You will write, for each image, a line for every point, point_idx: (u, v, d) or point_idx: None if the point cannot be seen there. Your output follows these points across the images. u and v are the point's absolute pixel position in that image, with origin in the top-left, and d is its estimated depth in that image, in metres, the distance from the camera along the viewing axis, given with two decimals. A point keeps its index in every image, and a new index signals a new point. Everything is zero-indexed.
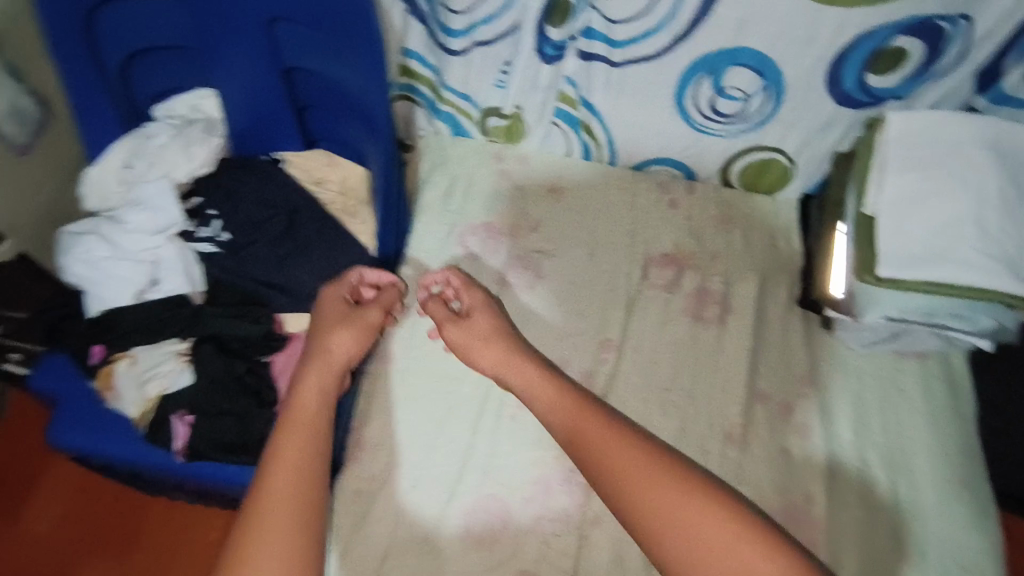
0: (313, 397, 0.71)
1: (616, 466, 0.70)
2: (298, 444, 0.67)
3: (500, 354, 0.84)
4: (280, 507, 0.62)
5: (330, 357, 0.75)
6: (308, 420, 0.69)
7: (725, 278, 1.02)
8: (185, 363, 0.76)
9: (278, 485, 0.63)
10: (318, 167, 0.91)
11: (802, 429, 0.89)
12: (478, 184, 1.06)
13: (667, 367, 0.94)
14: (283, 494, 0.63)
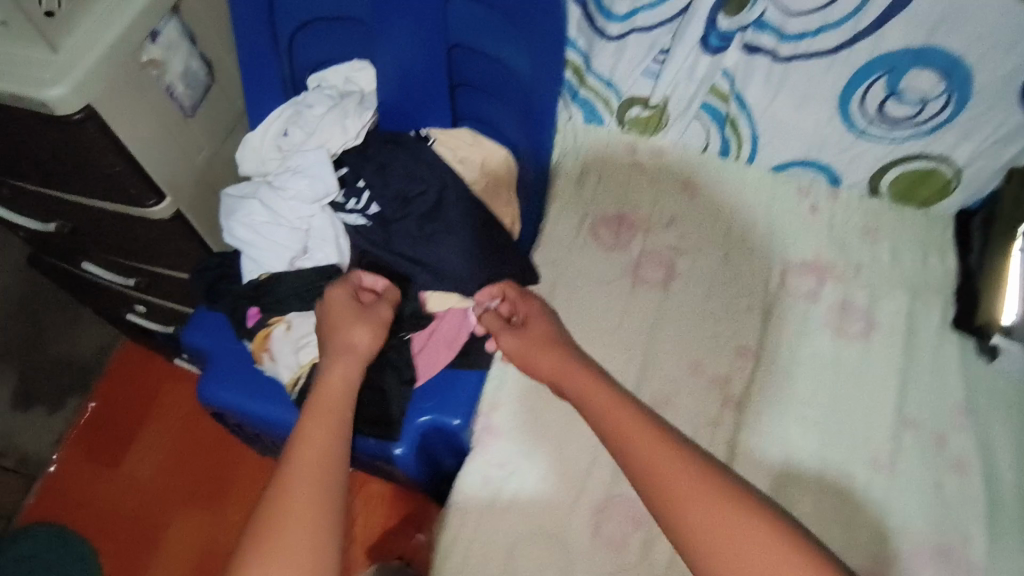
0: (338, 385, 0.72)
1: (663, 482, 0.64)
2: (321, 430, 0.68)
3: (562, 365, 0.79)
4: (301, 488, 0.62)
5: (345, 352, 0.73)
6: (331, 409, 0.70)
7: (872, 292, 0.95)
8: None
9: (299, 468, 0.64)
10: (462, 146, 0.89)
11: (956, 462, 0.84)
12: (611, 175, 1.04)
13: (806, 381, 0.89)
14: (308, 474, 0.64)
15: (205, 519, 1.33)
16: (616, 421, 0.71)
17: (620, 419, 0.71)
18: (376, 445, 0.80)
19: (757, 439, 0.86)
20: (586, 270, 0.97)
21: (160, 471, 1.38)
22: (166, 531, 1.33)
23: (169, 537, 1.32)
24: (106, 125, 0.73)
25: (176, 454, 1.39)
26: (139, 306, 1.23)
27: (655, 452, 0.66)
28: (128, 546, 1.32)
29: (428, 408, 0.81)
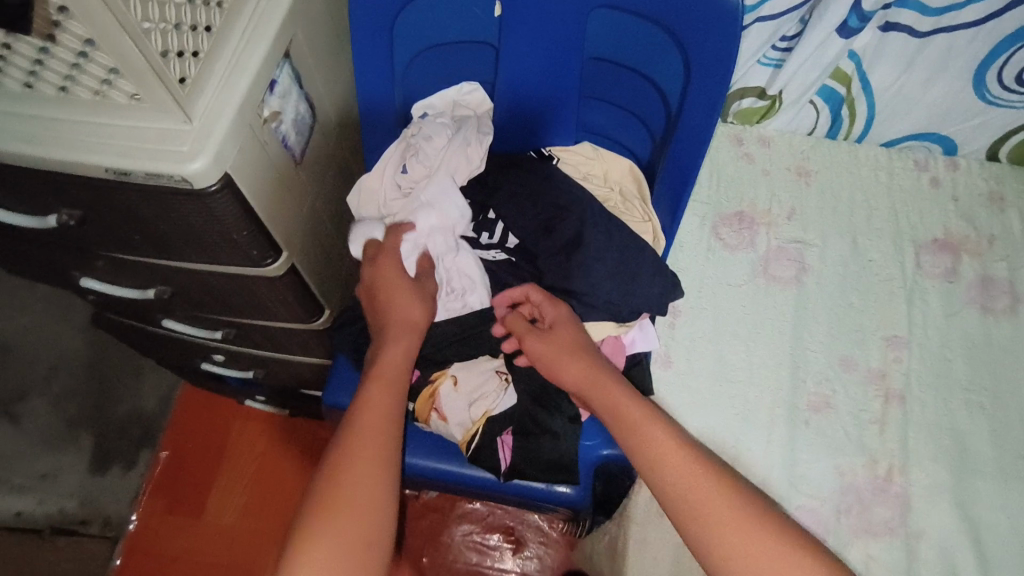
0: (399, 362, 0.66)
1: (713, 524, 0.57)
2: (380, 397, 0.64)
3: (601, 381, 0.67)
4: (361, 459, 0.59)
5: (403, 323, 0.68)
6: (388, 377, 0.65)
7: (1010, 264, 0.93)
8: (506, 381, 0.73)
9: (364, 436, 0.61)
10: (584, 162, 0.85)
11: None
12: (722, 170, 1.00)
13: (963, 364, 0.87)
14: (365, 448, 0.60)
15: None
16: (656, 458, 0.61)
17: (669, 456, 0.61)
18: (547, 491, 0.78)
19: (927, 429, 0.83)
20: (716, 274, 0.93)
21: (244, 515, 1.24)
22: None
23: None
24: (238, 193, 0.66)
25: (257, 494, 1.26)
26: (217, 353, 1.11)
27: (706, 493, 0.58)
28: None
29: (597, 444, 0.79)
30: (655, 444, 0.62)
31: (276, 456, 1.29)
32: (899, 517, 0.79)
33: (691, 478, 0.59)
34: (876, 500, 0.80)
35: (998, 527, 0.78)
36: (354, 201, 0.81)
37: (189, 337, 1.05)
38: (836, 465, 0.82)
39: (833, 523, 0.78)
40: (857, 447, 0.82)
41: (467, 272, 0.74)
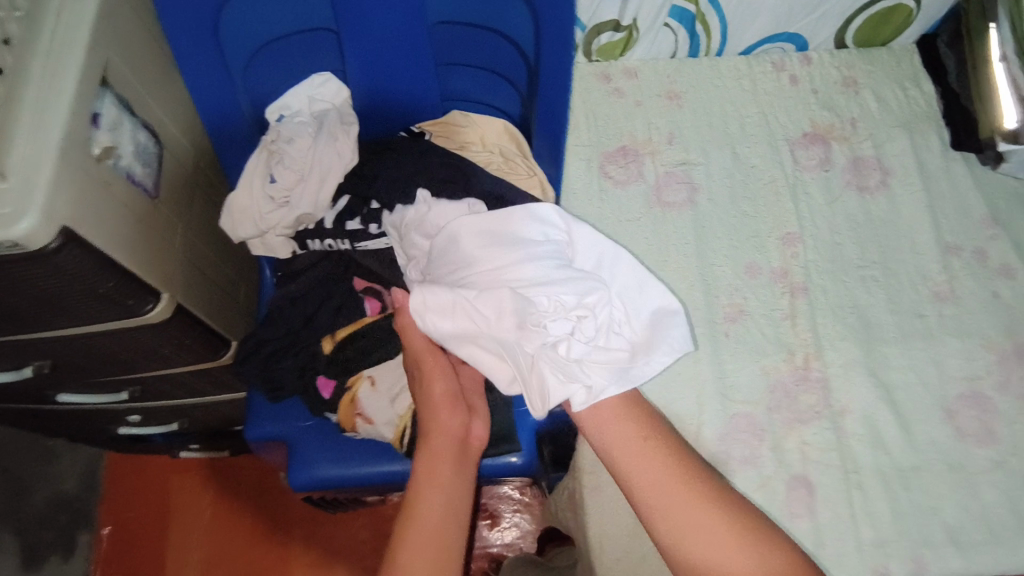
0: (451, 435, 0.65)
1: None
2: (435, 496, 0.61)
3: (624, 431, 0.67)
4: (427, 526, 0.59)
5: (444, 396, 0.67)
6: (446, 436, 0.65)
7: (874, 141, 0.99)
8: None
9: (422, 525, 0.59)
10: (458, 131, 0.83)
11: (1005, 269, 0.89)
12: (598, 110, 1.01)
13: (851, 245, 0.92)
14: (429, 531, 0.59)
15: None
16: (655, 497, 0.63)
17: (696, 511, 0.63)
18: (492, 465, 0.78)
19: (833, 311, 0.88)
20: (613, 213, 0.94)
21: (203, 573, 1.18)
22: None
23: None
24: (84, 242, 0.59)
25: (215, 544, 1.20)
26: (131, 415, 1.03)
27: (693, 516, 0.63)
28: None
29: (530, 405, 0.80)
30: (684, 500, 0.63)
31: (229, 501, 1.23)
32: (823, 400, 0.83)
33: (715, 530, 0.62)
34: (800, 389, 0.84)
35: (911, 385, 0.84)
36: (226, 222, 0.76)
37: (94, 407, 0.97)
38: (759, 367, 0.85)
39: (768, 422, 0.82)
40: (774, 346, 0.86)
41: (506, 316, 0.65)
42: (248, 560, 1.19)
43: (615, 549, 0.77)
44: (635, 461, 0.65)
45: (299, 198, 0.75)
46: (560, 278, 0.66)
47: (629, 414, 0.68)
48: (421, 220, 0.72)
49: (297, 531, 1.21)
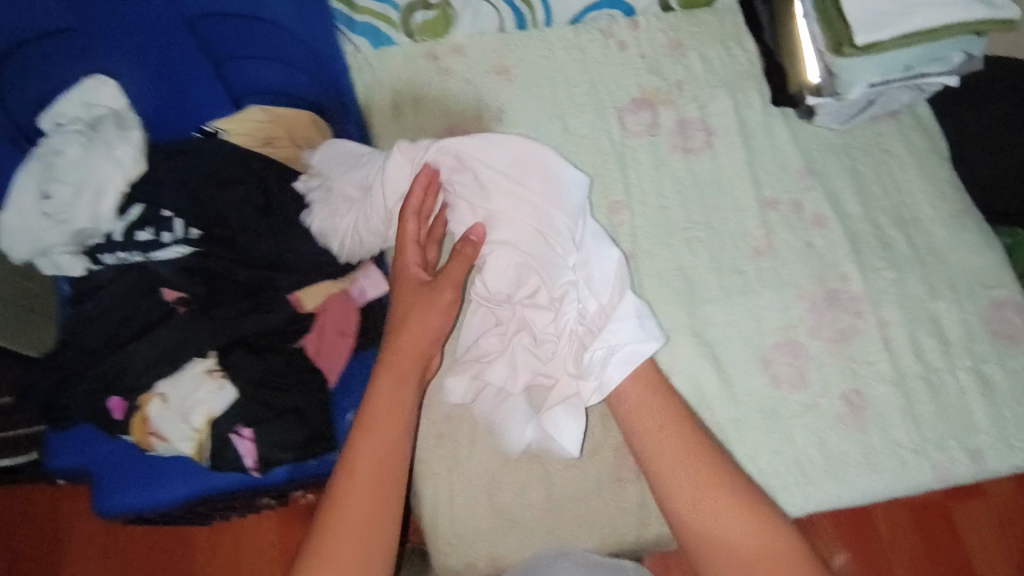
0: (420, 345, 0.69)
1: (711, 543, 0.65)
2: (397, 409, 0.65)
3: (651, 421, 0.71)
4: (377, 444, 0.63)
5: (413, 325, 0.70)
6: (409, 356, 0.69)
7: (699, 103, 1.00)
8: (221, 379, 0.69)
9: (374, 437, 0.63)
10: (258, 127, 0.81)
11: (818, 220, 0.93)
12: (424, 91, 0.99)
13: (678, 207, 0.94)
14: (384, 448, 0.63)
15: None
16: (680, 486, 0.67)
17: (695, 484, 0.67)
18: (317, 466, 0.75)
19: (659, 276, 0.90)
20: None
21: None
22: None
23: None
24: None
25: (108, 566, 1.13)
26: None
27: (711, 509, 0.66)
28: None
29: (352, 403, 0.77)
30: (691, 484, 0.67)
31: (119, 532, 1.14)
32: None
33: (704, 498, 0.66)
34: None
35: (732, 342, 0.87)
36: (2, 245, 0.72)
37: None
38: None
39: None
40: None
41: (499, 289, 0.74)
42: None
43: (448, 534, 0.79)
44: (650, 442, 0.70)
45: (80, 212, 0.72)
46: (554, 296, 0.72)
47: (656, 397, 0.72)
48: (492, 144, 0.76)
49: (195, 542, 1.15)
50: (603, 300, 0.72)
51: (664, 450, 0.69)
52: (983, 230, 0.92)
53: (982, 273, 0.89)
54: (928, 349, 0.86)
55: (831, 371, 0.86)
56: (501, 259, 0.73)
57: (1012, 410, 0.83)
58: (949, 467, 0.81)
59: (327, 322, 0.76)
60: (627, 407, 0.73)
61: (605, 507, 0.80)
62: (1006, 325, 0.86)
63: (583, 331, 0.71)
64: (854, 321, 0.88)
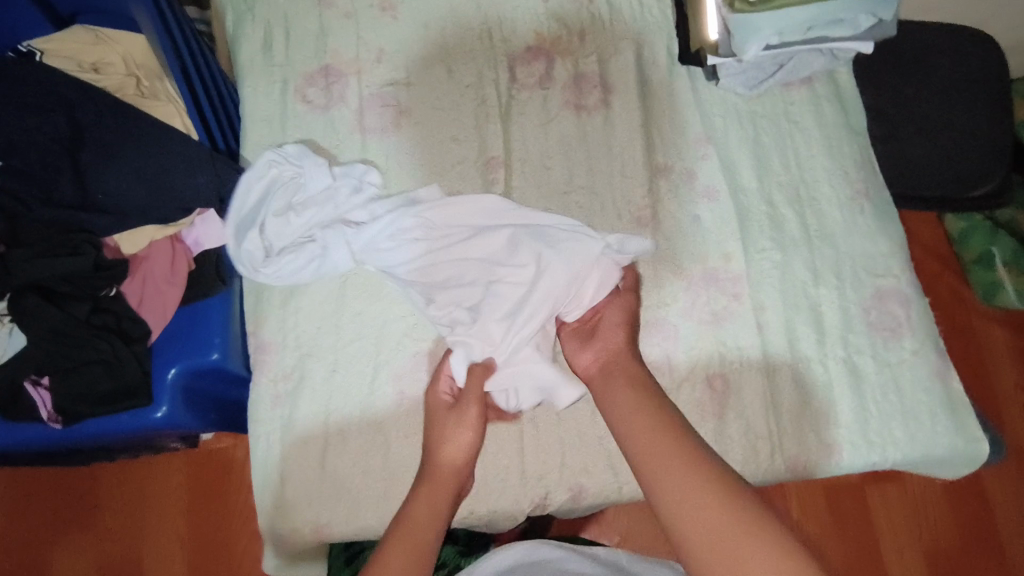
0: (454, 463, 0.71)
1: (683, 513, 0.57)
2: (432, 507, 0.68)
3: (629, 405, 0.68)
4: (413, 532, 0.65)
5: (446, 464, 0.71)
6: (440, 483, 0.70)
7: (599, 55, 0.92)
8: (9, 325, 0.67)
9: (411, 527, 0.65)
10: (86, 49, 0.75)
11: (708, 192, 0.87)
12: (299, 25, 0.91)
13: (561, 169, 0.87)
14: (418, 527, 0.65)
15: (93, 546, 1.11)
16: (649, 461, 0.62)
17: (667, 465, 0.61)
18: (131, 419, 0.71)
19: None
20: (308, 141, 0.87)
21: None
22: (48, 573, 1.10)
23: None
24: None
25: (20, 492, 1.13)
26: None
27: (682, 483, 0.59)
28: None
29: (176, 355, 0.73)
30: (665, 460, 0.62)
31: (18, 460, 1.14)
32: None
33: (676, 473, 0.60)
34: None
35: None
36: None
37: None
38: None
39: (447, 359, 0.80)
40: None
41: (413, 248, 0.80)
42: (57, 509, 1.12)
43: (275, 496, 0.77)
44: (633, 436, 0.66)
45: None
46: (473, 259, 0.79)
47: (628, 374, 0.71)
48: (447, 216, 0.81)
49: (107, 475, 1.14)
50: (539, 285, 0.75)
51: (643, 434, 0.65)
52: (881, 214, 0.86)
53: (872, 262, 0.84)
54: (802, 338, 0.81)
55: (698, 355, 0.81)
56: (441, 227, 0.81)
57: (880, 405, 0.78)
58: (804, 459, 0.77)
59: (151, 270, 0.72)
60: (612, 401, 0.70)
61: None
62: (888, 318, 0.81)
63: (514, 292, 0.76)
64: (730, 303, 0.82)
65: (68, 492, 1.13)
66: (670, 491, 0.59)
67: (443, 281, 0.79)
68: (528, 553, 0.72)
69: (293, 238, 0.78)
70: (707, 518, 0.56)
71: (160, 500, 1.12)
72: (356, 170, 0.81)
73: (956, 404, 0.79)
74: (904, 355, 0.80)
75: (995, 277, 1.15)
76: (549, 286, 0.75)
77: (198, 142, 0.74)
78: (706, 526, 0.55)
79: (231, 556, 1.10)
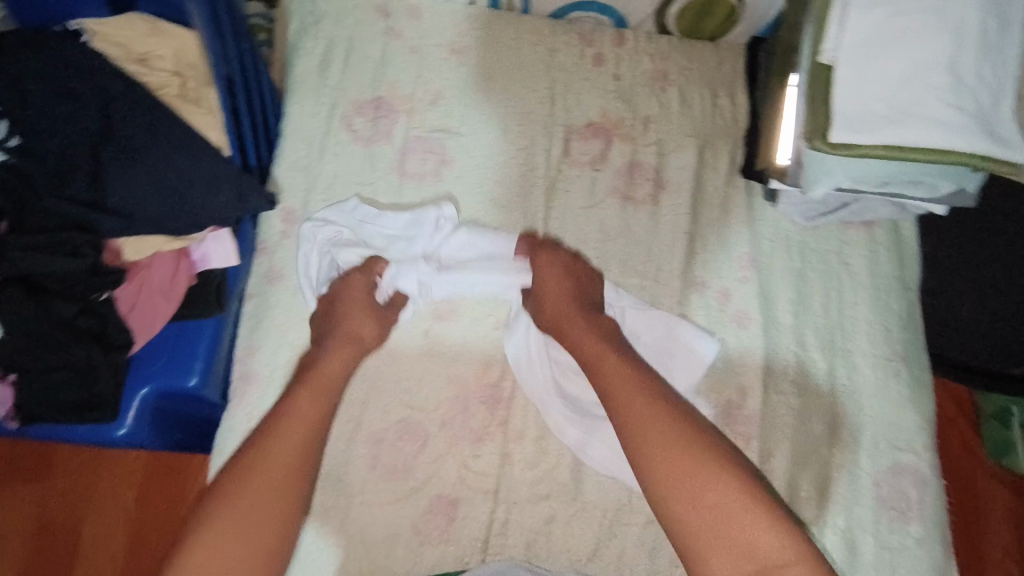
0: (341, 358, 0.71)
1: (644, 439, 0.60)
2: (309, 405, 0.66)
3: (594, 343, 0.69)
4: (294, 427, 0.64)
5: (354, 346, 0.72)
6: (320, 389, 0.68)
7: (660, 147, 0.88)
8: None
9: (281, 438, 0.63)
10: (139, 39, 0.72)
11: (740, 317, 0.82)
12: (361, 49, 0.88)
13: (594, 260, 0.83)
14: (301, 422, 0.64)
15: (37, 501, 1.07)
16: (630, 416, 0.62)
17: (632, 403, 0.63)
18: (91, 431, 0.68)
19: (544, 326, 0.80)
20: (343, 172, 0.83)
21: None
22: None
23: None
24: None
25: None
26: None
27: (658, 430, 0.60)
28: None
29: (154, 373, 0.70)
30: (647, 423, 0.61)
31: None
32: (498, 421, 0.77)
33: (630, 396, 0.63)
34: (482, 408, 0.77)
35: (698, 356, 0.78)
36: None
37: None
38: (446, 374, 0.78)
39: (432, 434, 0.76)
40: (472, 354, 0.79)
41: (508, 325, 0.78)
42: (13, 470, 1.08)
43: None
44: (614, 394, 0.64)
45: None
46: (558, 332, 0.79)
47: (574, 312, 0.72)
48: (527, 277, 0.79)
49: (65, 454, 1.09)
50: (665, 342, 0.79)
51: (615, 379, 0.65)
52: (915, 384, 0.81)
53: (896, 435, 0.79)
54: (804, 498, 0.76)
55: None
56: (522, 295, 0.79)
57: None
58: None
59: (149, 280, 0.69)
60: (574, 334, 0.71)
61: (393, 559, 0.73)
62: (899, 497, 0.76)
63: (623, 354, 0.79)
64: (737, 442, 0.78)
65: (22, 463, 1.08)
66: (637, 429, 0.61)
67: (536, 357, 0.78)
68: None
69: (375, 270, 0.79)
70: (663, 443, 0.60)
71: (112, 492, 1.07)
72: (430, 212, 0.80)
73: None
74: (908, 542, 0.75)
75: (1010, 435, 1.08)
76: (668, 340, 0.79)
77: (228, 159, 0.71)
78: (664, 450, 0.59)
79: (171, 543, 1.05)
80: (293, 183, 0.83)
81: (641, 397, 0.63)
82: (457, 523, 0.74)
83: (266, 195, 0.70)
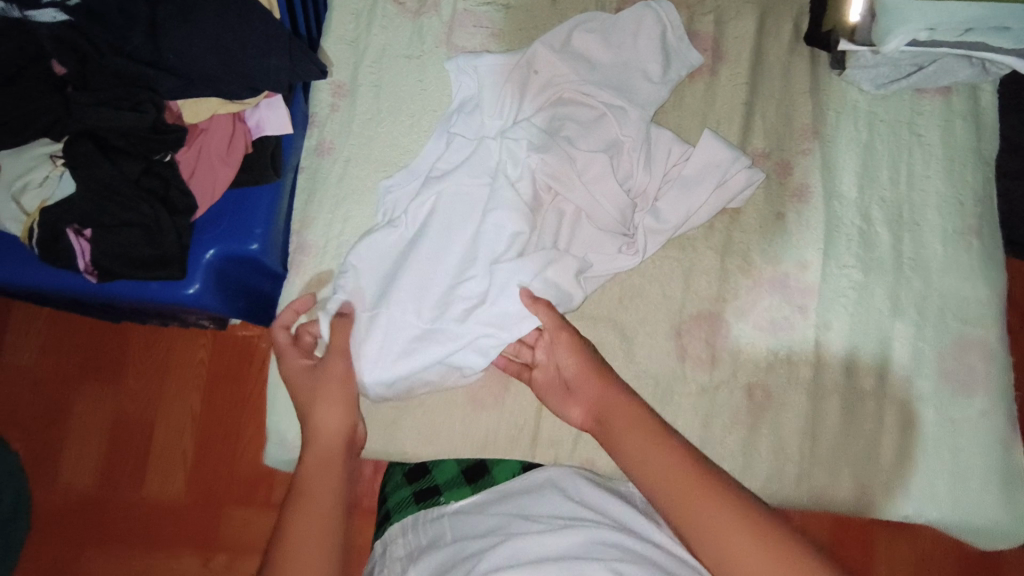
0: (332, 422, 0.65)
1: (687, 507, 0.52)
2: (327, 478, 0.61)
3: (643, 445, 0.58)
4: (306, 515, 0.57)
5: (326, 440, 0.64)
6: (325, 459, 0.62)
7: (718, 16, 0.84)
8: (61, 168, 0.67)
9: (303, 512, 0.58)
10: None
11: (801, 191, 0.79)
12: None
13: None
14: (313, 503, 0.59)
15: (114, 396, 1.11)
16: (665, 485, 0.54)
17: (655, 455, 0.56)
18: (162, 289, 0.71)
19: None
20: (391, 47, 0.83)
21: (20, 379, 1.12)
22: (67, 411, 1.11)
23: (79, 419, 1.11)
24: None
25: (56, 330, 1.14)
26: None
27: (699, 496, 0.53)
28: (34, 435, 1.11)
29: (216, 237, 0.72)
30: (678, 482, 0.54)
31: (64, 318, 1.14)
32: None
33: (674, 471, 0.55)
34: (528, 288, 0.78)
35: (718, 149, 0.75)
36: None
37: None
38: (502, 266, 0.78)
39: None
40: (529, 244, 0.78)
41: (561, 170, 0.72)
42: (88, 369, 1.12)
43: (287, 396, 0.76)
44: (641, 469, 0.57)
45: None
46: (591, 140, 0.75)
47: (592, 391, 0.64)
48: (548, 114, 0.76)
49: (136, 356, 1.13)
50: (688, 153, 0.76)
51: (655, 469, 0.56)
52: (987, 257, 0.77)
53: (963, 308, 0.76)
54: (862, 369, 0.75)
55: (744, 360, 0.76)
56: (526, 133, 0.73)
57: (928, 460, 0.73)
58: (831, 495, 0.73)
59: (208, 143, 0.71)
60: (604, 406, 0.63)
61: (450, 427, 0.74)
62: (963, 370, 0.74)
63: (647, 147, 0.76)
64: (793, 314, 0.76)
65: (97, 366, 1.12)
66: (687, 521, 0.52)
67: (588, 176, 0.73)
68: (551, 477, 0.68)
69: (414, 294, 0.70)
70: (714, 525, 0.50)
71: (181, 391, 1.11)
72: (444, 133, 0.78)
73: (1014, 478, 0.72)
74: (971, 414, 0.73)
75: None
76: (685, 151, 0.77)
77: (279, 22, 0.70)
78: (703, 511, 0.51)
79: (239, 439, 1.09)
80: (342, 57, 0.83)
81: (677, 465, 0.55)
82: (512, 392, 0.75)
83: (317, 61, 0.70)
